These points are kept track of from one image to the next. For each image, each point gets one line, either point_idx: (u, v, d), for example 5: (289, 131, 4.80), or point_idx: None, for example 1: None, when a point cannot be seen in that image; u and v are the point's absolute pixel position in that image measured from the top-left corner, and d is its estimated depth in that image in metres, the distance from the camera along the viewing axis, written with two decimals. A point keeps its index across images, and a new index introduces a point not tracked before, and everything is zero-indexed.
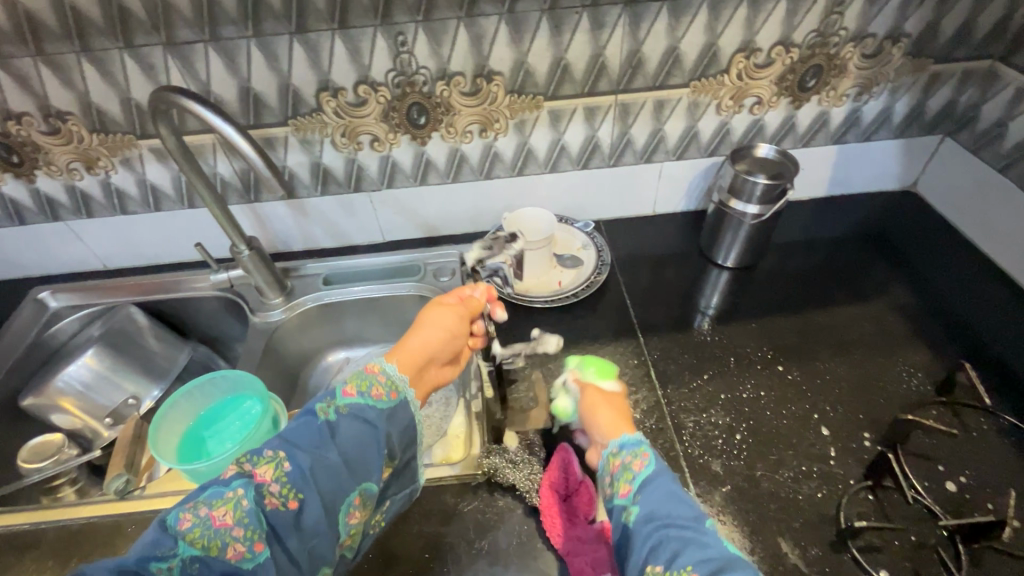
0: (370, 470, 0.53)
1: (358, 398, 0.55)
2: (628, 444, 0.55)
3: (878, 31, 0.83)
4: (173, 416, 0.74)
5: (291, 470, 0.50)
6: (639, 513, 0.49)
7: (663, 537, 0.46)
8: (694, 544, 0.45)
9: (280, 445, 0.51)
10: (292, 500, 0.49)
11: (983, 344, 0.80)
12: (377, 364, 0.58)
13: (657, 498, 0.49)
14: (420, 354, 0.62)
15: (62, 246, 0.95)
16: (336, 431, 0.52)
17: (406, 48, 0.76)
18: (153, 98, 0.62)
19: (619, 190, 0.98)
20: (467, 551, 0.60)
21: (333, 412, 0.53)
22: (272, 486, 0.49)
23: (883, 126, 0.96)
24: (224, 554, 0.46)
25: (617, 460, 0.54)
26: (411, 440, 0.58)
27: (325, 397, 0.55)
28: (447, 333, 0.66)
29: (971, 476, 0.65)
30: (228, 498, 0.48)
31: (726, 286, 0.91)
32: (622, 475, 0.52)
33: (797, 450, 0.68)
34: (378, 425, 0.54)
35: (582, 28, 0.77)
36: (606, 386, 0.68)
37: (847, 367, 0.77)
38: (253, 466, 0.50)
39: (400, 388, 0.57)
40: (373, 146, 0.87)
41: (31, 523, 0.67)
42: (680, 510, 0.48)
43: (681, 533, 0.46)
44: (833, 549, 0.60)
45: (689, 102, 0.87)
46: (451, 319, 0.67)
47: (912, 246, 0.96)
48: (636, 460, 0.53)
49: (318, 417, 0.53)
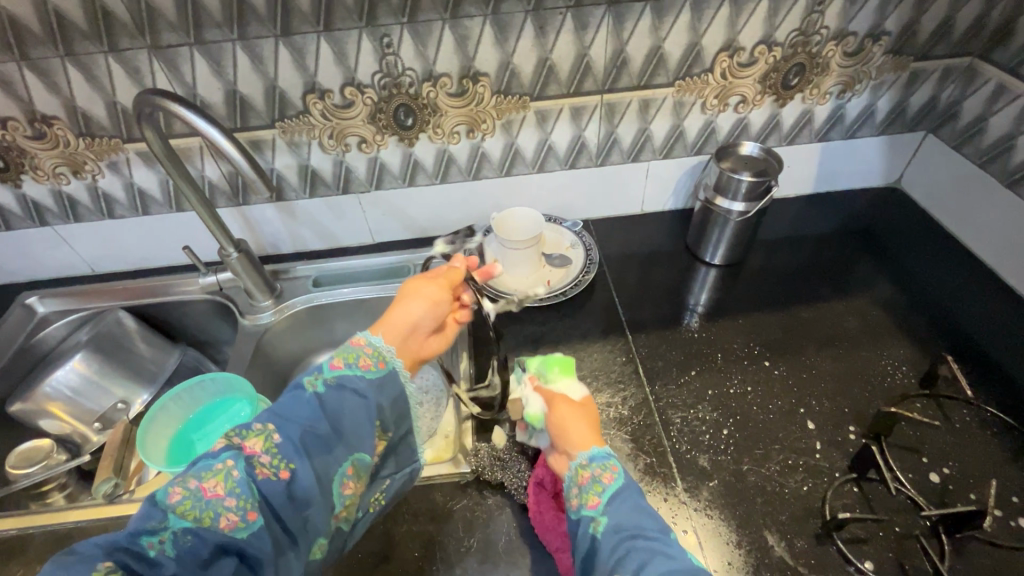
0: (362, 440, 0.52)
1: (347, 369, 0.53)
2: (597, 456, 0.54)
3: (859, 30, 0.84)
4: (174, 405, 0.76)
5: (281, 441, 0.48)
6: (607, 524, 0.49)
7: (630, 547, 0.46)
8: (661, 554, 0.45)
9: (270, 417, 0.50)
10: (283, 471, 0.47)
11: (965, 337, 0.81)
12: (363, 337, 0.56)
13: (626, 510, 0.49)
14: (404, 324, 0.59)
15: (49, 250, 0.94)
16: (325, 402, 0.51)
17: (392, 50, 0.77)
18: (137, 102, 0.62)
19: (607, 189, 0.99)
20: (456, 549, 0.61)
21: (322, 384, 0.52)
22: (263, 457, 0.47)
23: (866, 123, 0.97)
24: (217, 523, 0.44)
25: (586, 472, 0.53)
26: (403, 413, 0.58)
27: (312, 370, 0.53)
28: (431, 301, 0.62)
29: (954, 468, 0.65)
30: (218, 470, 0.46)
31: (714, 283, 0.92)
32: (591, 488, 0.51)
33: (783, 444, 0.69)
34: (368, 397, 0.53)
35: (566, 29, 0.78)
36: (574, 393, 0.64)
37: (832, 362, 0.78)
38: (242, 438, 0.48)
39: (387, 357, 0.56)
40: (361, 147, 0.87)
41: (19, 528, 0.66)
42: (648, 523, 0.48)
43: (648, 545, 0.46)
44: (818, 542, 0.60)
45: (674, 101, 0.88)
46: (433, 287, 0.63)
47: (897, 242, 0.97)
48: (605, 474, 0.52)
49: (306, 390, 0.51)
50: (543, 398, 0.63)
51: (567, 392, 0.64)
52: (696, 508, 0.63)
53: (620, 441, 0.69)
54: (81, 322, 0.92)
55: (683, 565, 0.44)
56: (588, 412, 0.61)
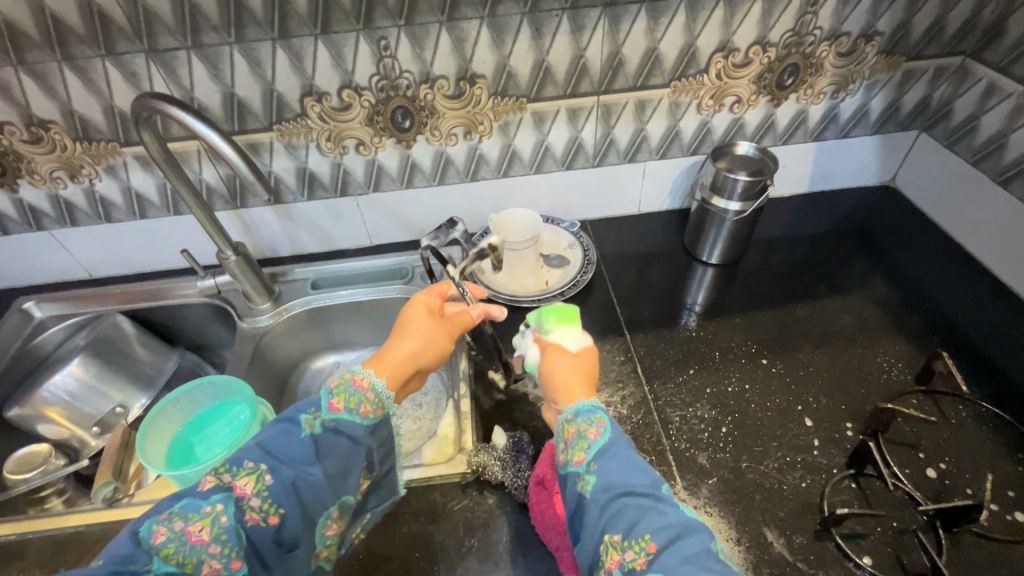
0: (349, 485, 0.53)
1: (344, 414, 0.53)
2: (582, 410, 0.53)
3: (853, 30, 0.85)
4: (164, 418, 0.74)
5: (273, 483, 0.49)
6: (595, 482, 0.48)
7: (621, 506, 0.46)
8: (652, 511, 0.45)
9: (262, 456, 0.50)
10: (272, 515, 0.48)
11: (960, 333, 0.81)
12: (366, 377, 0.56)
13: (614, 466, 0.48)
14: (405, 367, 0.59)
15: (46, 255, 0.94)
16: (320, 446, 0.52)
17: (389, 53, 0.77)
18: (134, 105, 0.62)
19: (604, 190, 1.00)
20: (456, 550, 0.61)
21: (318, 425, 0.52)
22: (253, 500, 0.48)
23: (860, 123, 0.98)
24: (199, 570, 0.44)
25: (572, 427, 0.52)
26: (388, 452, 0.59)
27: (309, 408, 0.53)
28: (434, 350, 0.62)
29: (950, 463, 0.66)
30: (206, 513, 0.46)
31: (711, 282, 0.92)
32: (577, 444, 0.51)
33: (780, 442, 0.69)
34: (360, 444, 0.54)
35: (562, 30, 0.78)
36: (570, 343, 0.63)
37: (828, 359, 0.78)
38: (233, 478, 0.48)
39: (386, 404, 0.56)
40: (359, 150, 0.87)
41: (18, 533, 0.66)
42: (638, 478, 0.48)
43: (638, 502, 0.46)
44: (816, 538, 0.61)
45: (670, 102, 0.89)
46: (440, 335, 0.63)
47: (891, 240, 0.98)
48: (591, 428, 0.51)
49: (301, 429, 0.52)
50: (538, 350, 0.65)
51: (562, 342, 0.63)
52: (695, 506, 0.63)
53: None
54: (79, 326, 0.92)
55: (674, 520, 0.44)
56: (584, 363, 0.61)
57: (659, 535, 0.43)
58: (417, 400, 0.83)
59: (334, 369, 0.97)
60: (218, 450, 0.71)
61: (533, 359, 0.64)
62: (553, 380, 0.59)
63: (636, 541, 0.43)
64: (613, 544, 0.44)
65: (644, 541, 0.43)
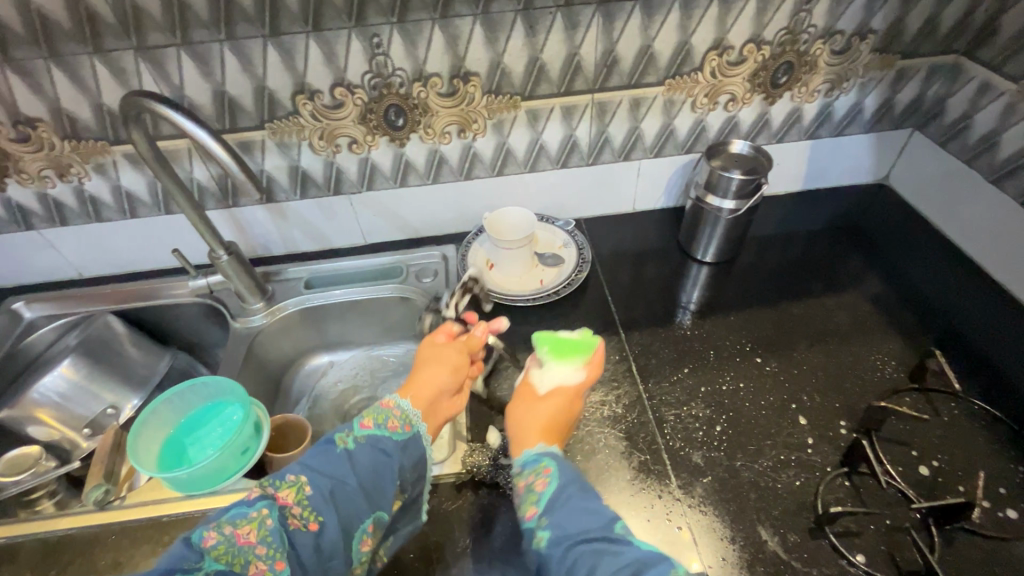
0: (383, 498, 0.53)
1: (376, 429, 0.55)
2: (529, 461, 0.58)
3: (847, 28, 0.85)
4: (155, 420, 0.73)
5: (312, 493, 0.49)
6: (547, 536, 0.51)
7: (576, 554, 0.48)
8: (607, 553, 0.48)
9: (302, 469, 0.51)
10: (312, 522, 0.48)
11: (952, 331, 0.82)
12: (393, 399, 0.59)
13: (562, 514, 0.51)
14: (430, 387, 0.61)
15: (35, 255, 0.93)
16: (355, 459, 0.53)
17: (381, 50, 0.76)
18: (124, 104, 0.61)
19: (598, 188, 0.99)
20: (450, 550, 0.61)
21: (352, 441, 0.54)
22: (294, 507, 0.48)
23: (855, 121, 0.98)
24: (246, 571, 0.44)
25: (522, 484, 0.56)
26: (421, 474, 0.58)
27: (343, 428, 0.56)
28: (453, 368, 0.64)
29: (943, 461, 0.66)
30: (253, 517, 0.47)
31: (706, 280, 0.92)
32: (527, 499, 0.54)
33: (775, 440, 0.69)
34: (394, 458, 0.55)
35: (556, 28, 0.77)
36: (546, 385, 0.65)
37: (823, 357, 0.78)
38: (276, 489, 0.49)
39: (414, 420, 0.58)
40: (351, 148, 0.86)
41: (9, 536, 0.66)
42: (589, 521, 0.51)
43: (593, 547, 0.48)
44: (811, 536, 0.61)
45: (665, 100, 0.88)
46: (452, 353, 0.66)
47: (885, 238, 0.98)
48: (538, 479, 0.55)
49: (336, 446, 0.54)
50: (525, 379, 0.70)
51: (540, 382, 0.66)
52: (690, 505, 0.63)
53: (614, 439, 0.69)
54: (70, 326, 0.92)
55: (629, 558, 0.47)
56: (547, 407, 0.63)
57: None
58: None
59: (328, 369, 0.97)
60: (211, 451, 0.71)
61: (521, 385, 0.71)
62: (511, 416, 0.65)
63: None
64: None
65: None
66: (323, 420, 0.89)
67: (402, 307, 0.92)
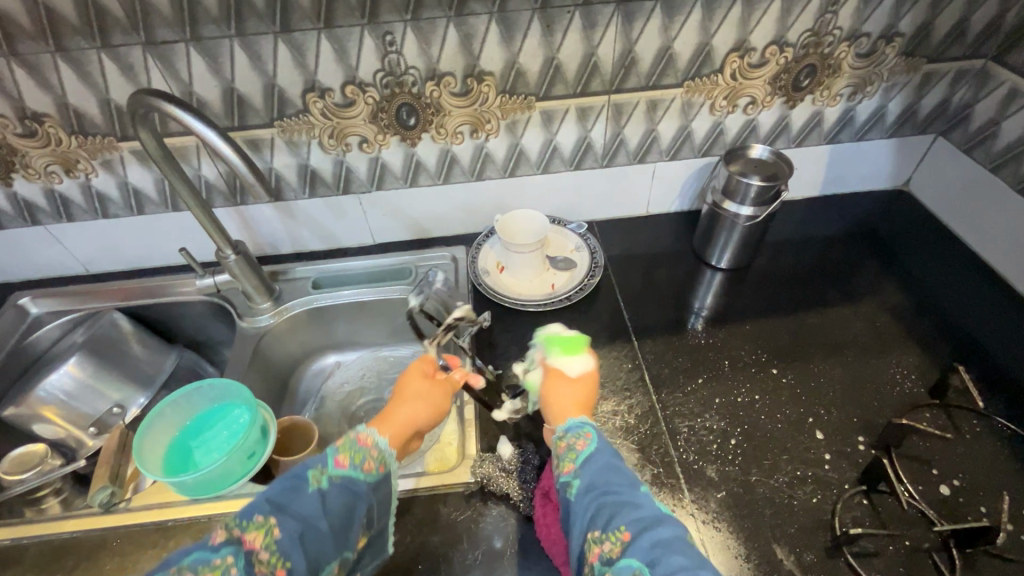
0: (351, 538, 0.50)
1: (350, 469, 0.52)
2: (571, 426, 0.55)
3: (873, 31, 0.83)
4: (160, 428, 0.72)
5: (282, 538, 0.46)
6: (580, 485, 0.50)
7: (600, 505, 0.47)
8: (628, 505, 0.47)
9: (271, 509, 0.48)
10: (279, 569, 0.45)
11: (974, 344, 0.80)
12: (371, 435, 0.55)
13: (597, 470, 0.50)
14: (407, 426, 0.58)
15: (42, 251, 0.92)
16: (328, 501, 0.49)
17: (394, 48, 0.74)
18: (131, 102, 0.60)
19: (612, 191, 0.98)
20: (459, 562, 0.60)
21: (326, 480, 0.50)
22: (262, 553, 0.45)
23: (876, 126, 0.95)
24: None
25: (562, 442, 0.54)
26: (388, 510, 0.56)
27: (316, 463, 0.51)
28: (435, 410, 0.61)
29: (965, 480, 0.65)
30: (216, 566, 0.44)
31: (720, 287, 0.90)
32: (565, 455, 0.52)
33: (791, 455, 0.68)
34: (365, 498, 0.52)
35: (574, 27, 0.75)
36: (573, 367, 0.63)
37: (840, 370, 0.77)
38: (243, 531, 0.46)
39: (389, 461, 0.55)
40: (362, 147, 0.85)
41: (13, 538, 0.65)
42: (618, 479, 0.50)
43: (618, 499, 0.47)
44: (827, 555, 0.59)
45: (683, 101, 0.86)
46: (440, 392, 0.63)
47: (904, 246, 0.96)
48: (579, 441, 0.53)
49: (308, 484, 0.50)
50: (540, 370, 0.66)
51: (564, 366, 0.63)
52: (704, 520, 0.62)
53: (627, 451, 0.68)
54: (76, 323, 0.91)
55: (649, 513, 0.46)
56: (581, 388, 0.61)
57: (634, 526, 0.45)
58: None
59: (335, 369, 0.95)
60: (218, 456, 0.70)
61: (535, 379, 0.67)
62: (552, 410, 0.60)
63: (614, 533, 0.45)
64: (594, 539, 0.46)
65: (620, 531, 0.45)
66: (330, 422, 0.88)
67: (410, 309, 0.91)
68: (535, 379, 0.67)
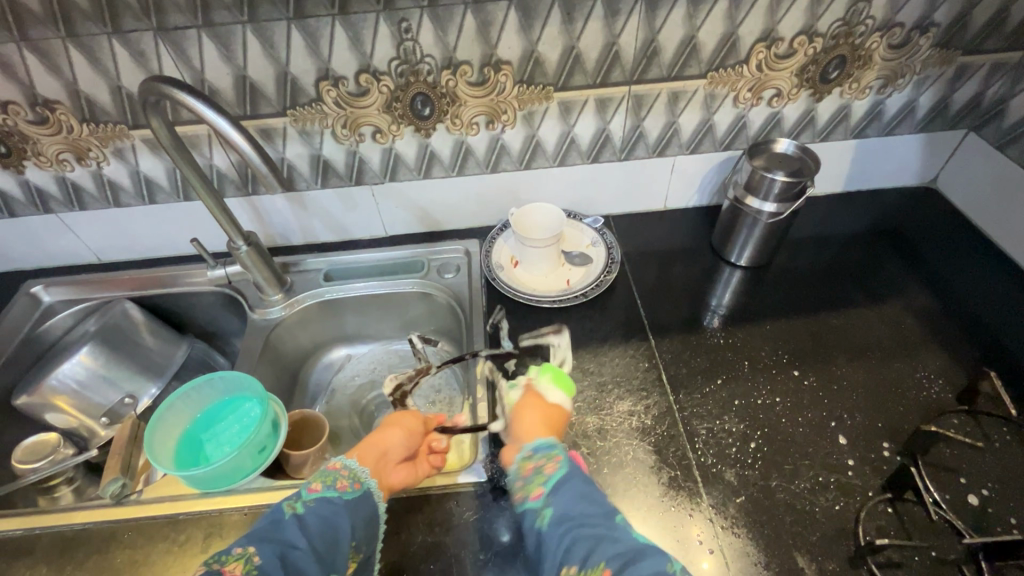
0: (337, 559, 0.51)
1: (323, 491, 0.55)
2: (541, 446, 0.57)
3: (907, 20, 0.79)
4: (171, 422, 0.72)
5: (260, 561, 0.48)
6: (552, 514, 0.52)
7: (576, 536, 0.50)
8: (606, 540, 0.49)
9: (250, 540, 0.50)
10: None
11: (1004, 348, 0.77)
12: (339, 460, 0.59)
13: (567, 497, 0.53)
14: (371, 449, 0.62)
15: (54, 239, 0.92)
16: (305, 522, 0.52)
17: (410, 36, 0.72)
18: (142, 90, 0.58)
19: (629, 185, 0.95)
20: (471, 563, 0.59)
21: (301, 506, 0.54)
22: None
23: (906, 120, 0.92)
24: None
25: (529, 463, 0.56)
26: (375, 532, 0.56)
27: (290, 495, 0.55)
28: (405, 429, 0.65)
29: (994, 489, 0.63)
30: None
31: (739, 284, 0.88)
32: (534, 479, 0.55)
33: (812, 460, 0.66)
34: (345, 516, 0.54)
35: (595, 15, 0.73)
36: (553, 396, 0.64)
37: (864, 373, 0.74)
38: (221, 563, 0.48)
39: (363, 477, 0.58)
40: (375, 137, 0.83)
41: (25, 528, 0.65)
42: (592, 510, 0.52)
43: (594, 532, 0.50)
44: (851, 565, 0.58)
45: (705, 93, 0.84)
46: (404, 418, 0.67)
47: (931, 245, 0.93)
48: (548, 463, 0.56)
49: (285, 513, 0.53)
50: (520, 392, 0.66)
51: (546, 393, 0.64)
52: (722, 526, 0.61)
53: (642, 452, 0.66)
54: (88, 312, 0.91)
55: (627, 548, 0.49)
56: (554, 417, 0.62)
57: (614, 562, 0.47)
58: (430, 397, 0.84)
59: (345, 362, 0.95)
60: (229, 449, 0.70)
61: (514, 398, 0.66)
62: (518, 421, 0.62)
63: (592, 569, 0.47)
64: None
65: (600, 567, 0.47)
66: (341, 415, 0.87)
67: (422, 303, 0.90)
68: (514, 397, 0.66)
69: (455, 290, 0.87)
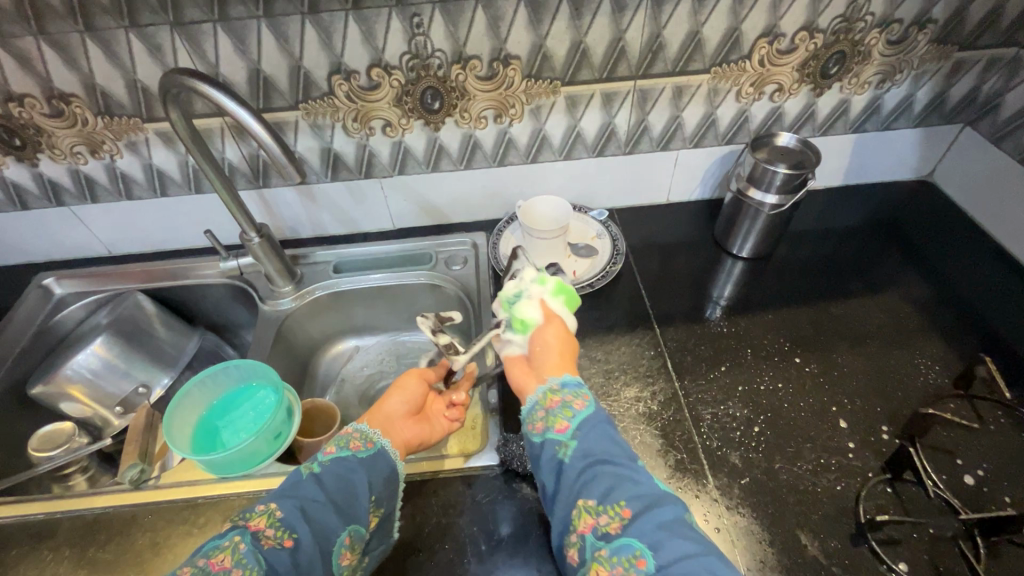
0: (358, 512, 0.52)
1: (339, 452, 0.55)
2: (570, 383, 0.58)
3: (905, 17, 0.81)
4: (182, 415, 0.73)
5: (284, 514, 0.49)
6: (575, 449, 0.52)
7: (599, 474, 0.50)
8: (630, 483, 0.49)
9: (271, 497, 0.51)
10: (287, 540, 0.47)
11: (998, 336, 0.80)
12: (350, 425, 0.59)
13: (593, 437, 0.53)
14: (378, 412, 0.62)
15: (66, 231, 0.93)
16: (323, 480, 0.52)
17: (421, 30, 0.74)
18: (163, 82, 0.59)
19: (633, 179, 0.97)
20: (486, 543, 0.61)
21: (317, 465, 0.54)
22: (268, 530, 0.47)
23: (904, 114, 0.94)
24: None
25: (557, 396, 0.57)
26: (394, 488, 0.57)
27: (305, 458, 0.55)
28: (403, 390, 0.65)
29: (989, 470, 0.65)
30: (226, 545, 0.46)
31: (740, 276, 0.90)
32: (561, 412, 0.55)
33: (814, 442, 0.68)
34: (363, 472, 0.54)
35: (603, 11, 0.75)
36: (568, 321, 0.67)
37: (865, 361, 0.76)
38: (246, 518, 0.49)
39: (375, 438, 0.58)
40: (385, 131, 0.85)
41: (46, 513, 0.66)
42: (617, 451, 0.52)
43: (617, 473, 0.50)
44: (852, 542, 0.60)
45: (709, 88, 0.85)
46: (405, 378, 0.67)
47: (927, 237, 0.95)
48: (576, 400, 0.56)
49: (302, 472, 0.53)
50: (540, 311, 0.66)
51: (563, 317, 0.66)
52: (728, 507, 0.63)
53: (649, 437, 0.68)
54: (100, 304, 0.92)
55: (649, 491, 0.49)
56: (570, 342, 0.65)
57: (635, 503, 0.47)
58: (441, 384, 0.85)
59: (353, 354, 0.96)
60: (244, 435, 0.71)
61: (530, 313, 0.65)
62: (545, 347, 0.62)
63: (611, 506, 0.48)
64: (588, 509, 0.48)
65: (620, 506, 0.47)
66: (351, 405, 0.89)
67: (431, 294, 0.91)
68: (532, 313, 0.65)
69: (464, 281, 0.89)
